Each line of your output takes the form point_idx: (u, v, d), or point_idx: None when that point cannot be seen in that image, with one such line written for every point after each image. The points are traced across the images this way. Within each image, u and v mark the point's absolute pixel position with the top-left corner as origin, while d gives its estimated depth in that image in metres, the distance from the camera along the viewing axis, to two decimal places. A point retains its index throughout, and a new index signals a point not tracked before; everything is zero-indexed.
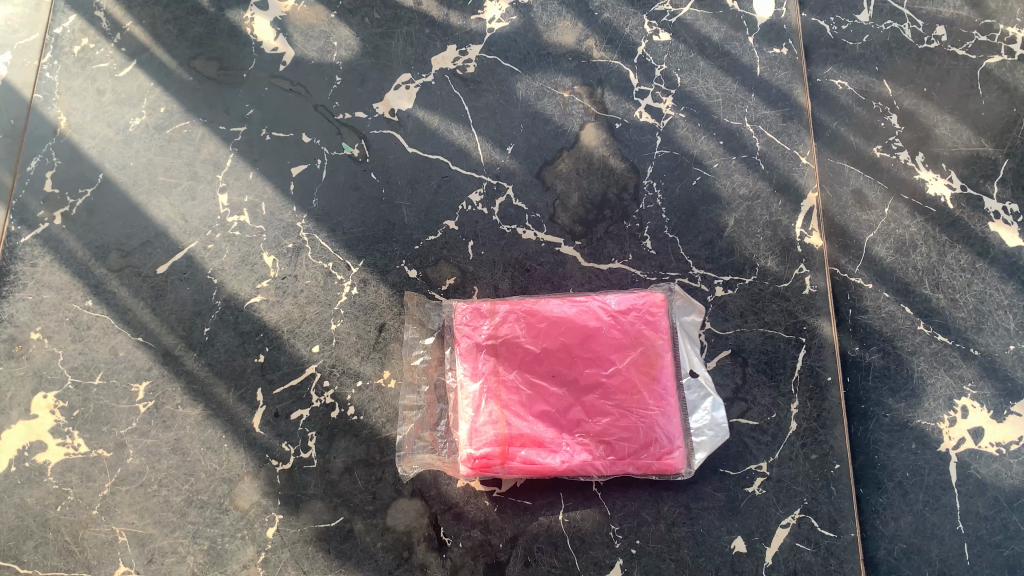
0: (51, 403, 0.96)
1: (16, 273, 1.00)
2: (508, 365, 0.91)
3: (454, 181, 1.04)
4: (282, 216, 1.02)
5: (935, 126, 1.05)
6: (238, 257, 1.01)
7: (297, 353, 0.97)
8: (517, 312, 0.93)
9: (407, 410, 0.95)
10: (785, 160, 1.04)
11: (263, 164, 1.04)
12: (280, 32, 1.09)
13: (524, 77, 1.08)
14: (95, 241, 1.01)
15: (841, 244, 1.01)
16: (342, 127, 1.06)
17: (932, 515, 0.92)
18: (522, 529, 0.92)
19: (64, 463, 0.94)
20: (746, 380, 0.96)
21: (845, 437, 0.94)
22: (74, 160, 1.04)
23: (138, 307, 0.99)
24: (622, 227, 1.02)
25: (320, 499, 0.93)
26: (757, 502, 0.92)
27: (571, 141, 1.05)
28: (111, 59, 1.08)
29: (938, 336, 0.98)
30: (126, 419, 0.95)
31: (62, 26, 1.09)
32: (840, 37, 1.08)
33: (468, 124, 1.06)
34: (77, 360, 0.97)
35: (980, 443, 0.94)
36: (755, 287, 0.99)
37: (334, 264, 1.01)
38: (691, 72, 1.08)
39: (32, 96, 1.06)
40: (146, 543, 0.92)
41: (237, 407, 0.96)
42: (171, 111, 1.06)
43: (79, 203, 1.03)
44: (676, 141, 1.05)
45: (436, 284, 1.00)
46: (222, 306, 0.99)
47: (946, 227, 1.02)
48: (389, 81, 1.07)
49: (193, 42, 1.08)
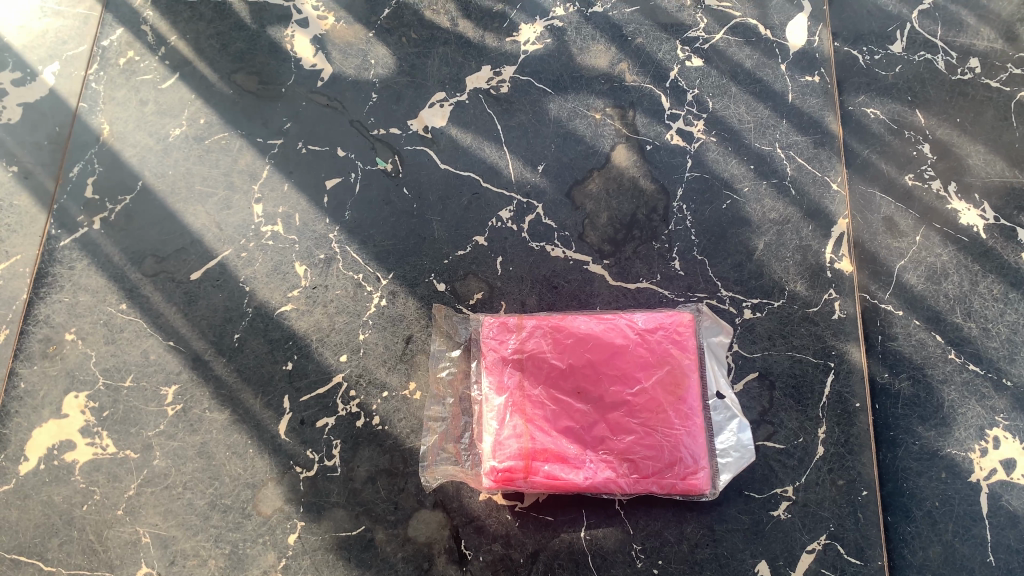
0: (82, 403, 0.97)
1: (54, 275, 1.02)
2: (534, 379, 0.91)
3: (485, 197, 1.05)
4: (315, 227, 1.04)
5: (968, 156, 1.05)
6: (271, 266, 1.02)
7: (324, 362, 0.98)
8: (544, 327, 0.93)
9: (431, 422, 0.95)
10: (816, 185, 1.04)
11: (298, 176, 1.06)
12: (319, 49, 1.12)
13: (557, 98, 1.09)
14: (132, 246, 1.03)
15: (871, 271, 1.01)
16: (376, 142, 1.07)
17: (962, 546, 0.91)
18: (543, 545, 0.91)
19: (92, 462, 0.95)
20: (773, 403, 0.95)
21: (873, 463, 0.93)
22: (115, 168, 1.07)
23: (171, 311, 1.00)
24: (651, 248, 1.02)
25: (343, 507, 0.93)
26: (782, 526, 0.91)
27: (601, 162, 1.06)
28: (155, 72, 1.11)
29: (970, 365, 0.97)
30: (154, 421, 0.96)
31: (110, 39, 1.12)
32: (872, 67, 1.09)
33: (500, 142, 1.07)
34: (109, 362, 0.98)
35: (1012, 475, 0.92)
36: (784, 310, 0.99)
37: (364, 276, 1.02)
38: (723, 97, 1.09)
39: (78, 105, 1.09)
40: (168, 545, 0.92)
41: (264, 413, 0.96)
42: (210, 123, 1.09)
43: (118, 209, 1.05)
44: (706, 165, 1.06)
45: (464, 298, 1.01)
46: (253, 314, 1.00)
47: (978, 257, 1.01)
48: (424, 100, 1.09)
49: (235, 57, 1.12)
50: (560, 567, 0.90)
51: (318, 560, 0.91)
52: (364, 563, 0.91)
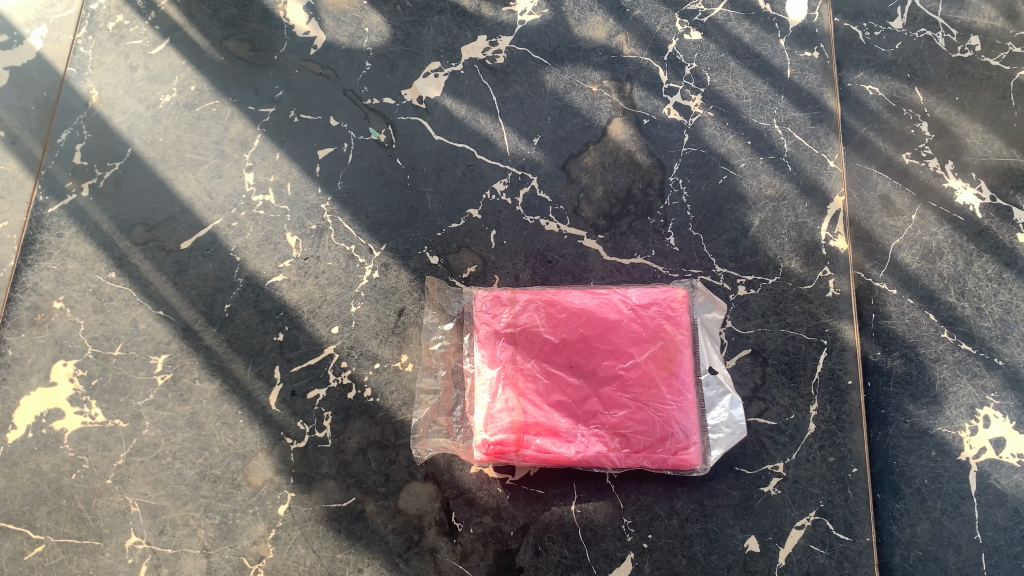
0: (70, 371, 0.96)
1: (42, 242, 1.01)
2: (526, 353, 0.91)
3: (479, 169, 1.04)
4: (307, 198, 1.03)
5: (966, 135, 1.04)
6: (262, 236, 1.01)
7: (316, 333, 0.98)
8: (537, 302, 0.93)
9: (423, 394, 0.95)
10: (813, 162, 1.04)
11: (291, 145, 1.05)
12: (312, 16, 1.10)
13: (554, 70, 1.08)
14: (122, 214, 1.02)
15: (866, 249, 1.00)
16: (370, 112, 1.06)
17: (950, 523, 0.91)
18: (534, 518, 0.91)
19: (81, 431, 0.94)
20: (766, 379, 0.95)
21: (864, 441, 0.93)
22: (104, 134, 1.05)
23: (161, 281, 0.99)
24: (647, 223, 1.01)
25: (333, 478, 0.93)
26: (772, 502, 0.92)
27: (597, 135, 1.05)
28: (144, 37, 1.09)
29: (962, 344, 0.97)
30: (143, 391, 0.96)
31: (98, 2, 1.10)
32: (872, 43, 1.08)
33: (495, 114, 1.06)
34: (98, 330, 0.97)
35: (1002, 454, 0.93)
36: (778, 287, 0.99)
37: (356, 247, 1.01)
38: (721, 71, 1.08)
39: (65, 70, 1.07)
40: (158, 514, 0.92)
41: (255, 383, 0.96)
42: (201, 89, 1.07)
43: (107, 176, 1.03)
44: (703, 140, 1.05)
45: (457, 271, 1.00)
46: (244, 284, 0.99)
47: (974, 236, 1.01)
48: (419, 69, 1.08)
49: (226, 23, 1.10)
50: (550, 540, 0.91)
51: (309, 531, 0.91)
52: (354, 534, 0.91)
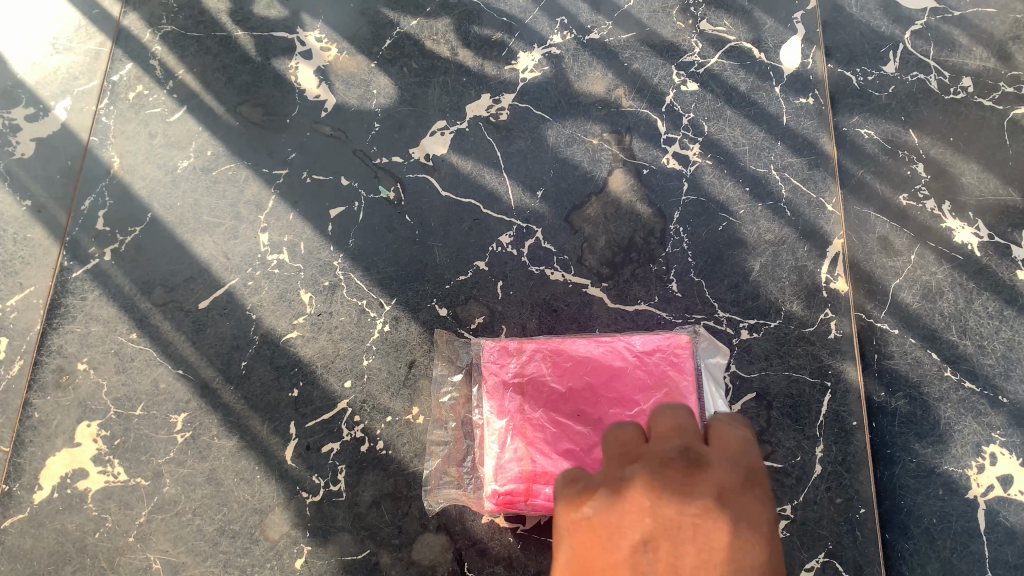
0: (94, 432, 1.00)
1: (67, 306, 1.05)
2: (534, 403, 0.93)
3: (485, 223, 1.07)
4: (320, 255, 1.06)
5: (961, 174, 1.07)
6: (277, 293, 1.05)
7: (329, 388, 1.00)
8: (543, 351, 0.95)
9: (434, 445, 0.97)
10: (811, 206, 1.06)
11: (303, 205, 1.09)
12: (323, 80, 1.15)
13: (555, 124, 1.12)
14: (142, 277, 1.06)
15: (866, 290, 1.02)
16: (379, 171, 1.10)
17: (960, 563, 0.91)
18: (546, 566, 0.93)
19: (104, 490, 0.97)
20: (771, 423, 0.97)
21: (870, 482, 0.94)
22: (125, 200, 1.09)
23: (180, 341, 1.03)
24: (649, 270, 1.04)
25: (348, 531, 0.95)
26: (781, 545, 0.93)
27: (599, 186, 1.08)
28: (162, 105, 1.14)
29: (966, 382, 0.98)
30: (164, 449, 0.99)
31: (120, 73, 1.16)
32: (866, 87, 1.12)
33: (500, 169, 1.10)
34: (120, 393, 1.01)
35: (1009, 491, 0.93)
36: (781, 330, 1.00)
37: (368, 302, 1.04)
38: (718, 120, 1.11)
39: (89, 139, 1.12)
40: (178, 570, 0.95)
41: (271, 439, 0.99)
42: (217, 154, 1.12)
43: (128, 241, 1.08)
44: (703, 187, 1.07)
45: (466, 323, 1.03)
46: (260, 341, 1.03)
47: (973, 274, 1.02)
48: (425, 128, 1.12)
49: (241, 89, 1.15)
50: None
51: None
52: None
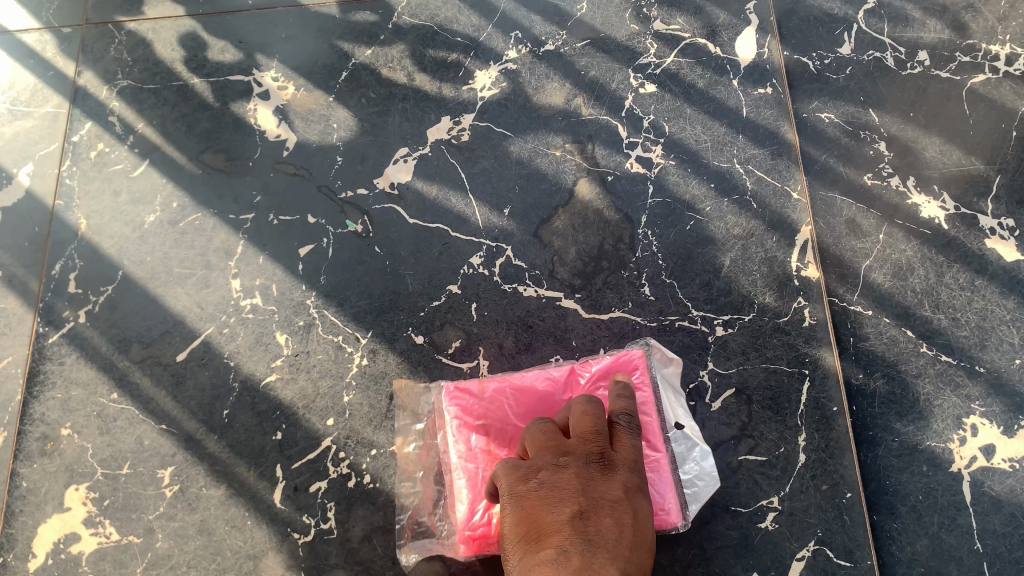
0: (83, 495, 0.99)
1: (46, 371, 1.05)
2: (500, 444, 0.91)
3: (454, 247, 1.07)
4: (293, 295, 1.06)
5: (924, 149, 1.06)
6: (253, 337, 1.05)
7: (312, 428, 1.00)
8: (506, 389, 0.93)
9: (405, 499, 0.96)
10: (778, 196, 1.05)
11: (272, 247, 1.09)
12: (282, 119, 1.15)
13: (517, 140, 1.11)
14: (118, 335, 1.06)
15: (841, 274, 1.01)
16: (345, 205, 1.10)
17: (949, 536, 0.91)
18: None
19: (98, 552, 0.97)
20: (752, 416, 0.96)
21: (855, 465, 0.93)
22: (95, 261, 1.10)
23: (161, 395, 1.03)
24: (621, 276, 1.03)
25: (342, 568, 0.94)
26: (771, 537, 0.92)
27: (565, 198, 1.08)
28: (125, 161, 1.15)
29: (942, 356, 0.97)
30: (153, 504, 0.98)
31: (80, 134, 1.16)
32: (823, 71, 1.11)
33: (465, 190, 1.10)
34: (106, 452, 1.01)
35: (992, 460, 0.93)
36: (755, 323, 1.00)
37: (344, 337, 1.04)
38: (678, 119, 1.10)
39: (54, 203, 1.12)
40: None
41: (259, 484, 0.98)
42: (183, 205, 1.12)
43: (101, 300, 1.08)
44: (668, 188, 1.07)
45: (443, 348, 1.02)
46: (240, 387, 1.02)
47: (943, 248, 1.01)
48: (388, 157, 1.12)
49: (201, 136, 1.15)
50: None
51: None
52: None
